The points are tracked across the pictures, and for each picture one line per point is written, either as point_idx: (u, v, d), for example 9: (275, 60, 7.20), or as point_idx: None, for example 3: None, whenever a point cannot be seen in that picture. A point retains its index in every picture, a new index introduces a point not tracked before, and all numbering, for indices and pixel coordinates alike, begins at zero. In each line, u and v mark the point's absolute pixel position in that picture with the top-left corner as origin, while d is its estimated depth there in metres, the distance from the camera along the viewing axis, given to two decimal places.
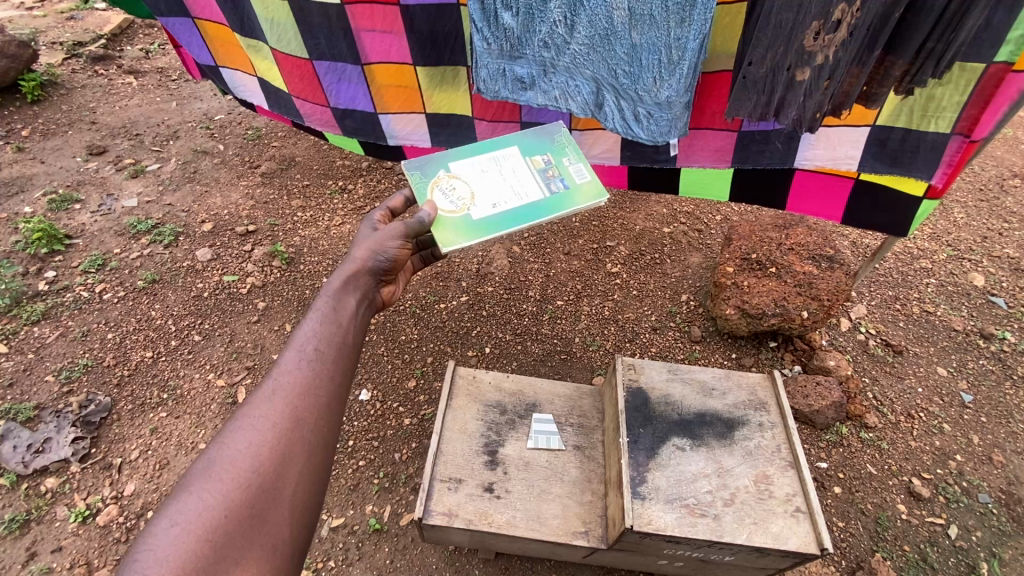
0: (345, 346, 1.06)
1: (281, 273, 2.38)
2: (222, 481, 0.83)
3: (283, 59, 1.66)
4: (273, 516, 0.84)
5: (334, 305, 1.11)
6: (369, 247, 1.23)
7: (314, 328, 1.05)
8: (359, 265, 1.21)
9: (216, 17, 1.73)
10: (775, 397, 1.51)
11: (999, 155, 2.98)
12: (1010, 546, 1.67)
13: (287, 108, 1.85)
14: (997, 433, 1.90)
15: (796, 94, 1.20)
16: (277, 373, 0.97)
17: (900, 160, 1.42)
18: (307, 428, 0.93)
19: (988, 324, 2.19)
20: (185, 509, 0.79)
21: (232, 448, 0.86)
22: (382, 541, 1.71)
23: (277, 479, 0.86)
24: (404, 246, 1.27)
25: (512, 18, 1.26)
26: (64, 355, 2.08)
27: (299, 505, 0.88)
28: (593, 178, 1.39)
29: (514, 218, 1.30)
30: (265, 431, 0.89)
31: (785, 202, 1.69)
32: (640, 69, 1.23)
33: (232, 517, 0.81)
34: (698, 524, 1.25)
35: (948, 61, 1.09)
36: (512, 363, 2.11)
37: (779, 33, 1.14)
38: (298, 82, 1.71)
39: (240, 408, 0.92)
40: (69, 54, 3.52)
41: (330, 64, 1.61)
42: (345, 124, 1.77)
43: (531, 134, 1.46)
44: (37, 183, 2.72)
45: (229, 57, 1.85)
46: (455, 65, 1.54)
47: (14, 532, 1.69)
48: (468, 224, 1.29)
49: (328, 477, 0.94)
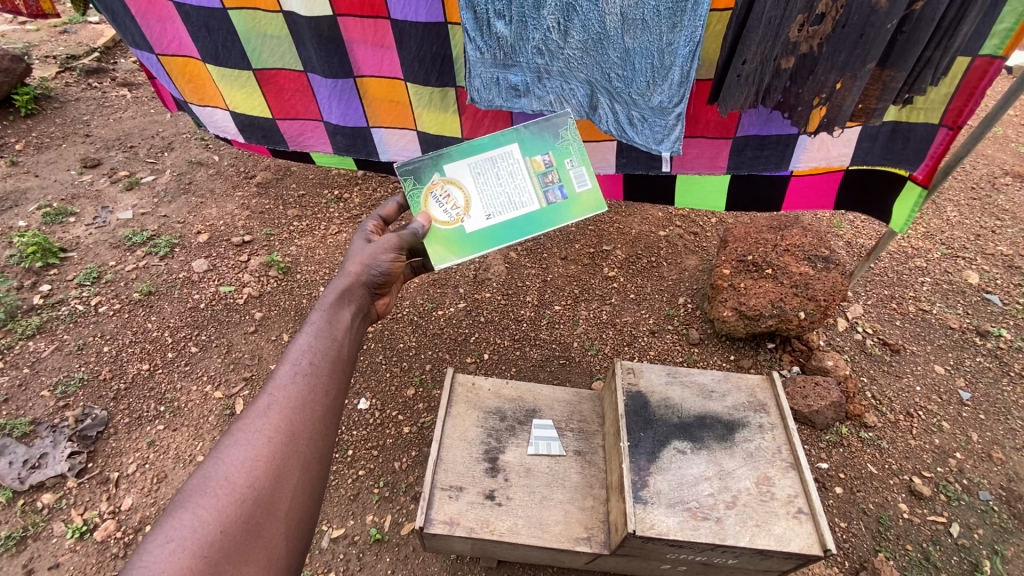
0: (340, 360, 1.06)
1: (278, 282, 2.37)
2: (216, 497, 0.82)
3: (275, 75, 1.65)
4: (270, 530, 0.84)
5: (330, 317, 1.11)
6: (363, 260, 1.23)
7: (309, 342, 1.05)
8: (352, 278, 1.20)
9: (185, 52, 1.66)
10: (775, 399, 1.51)
11: (989, 153, 3.02)
12: (1011, 543, 1.68)
13: (268, 135, 1.82)
14: (996, 430, 1.91)
15: (782, 80, 1.21)
16: (271, 388, 0.96)
17: (892, 151, 1.44)
18: (304, 442, 0.92)
19: (984, 322, 2.20)
20: (180, 525, 0.78)
21: (227, 464, 0.86)
22: (382, 552, 1.70)
23: (272, 494, 0.86)
24: (398, 258, 1.27)
25: (505, 26, 1.24)
26: (60, 369, 2.07)
27: (295, 520, 0.87)
28: (593, 185, 1.36)
29: (506, 233, 1.34)
30: (261, 447, 0.88)
31: (781, 205, 1.70)
32: (634, 73, 1.24)
33: (228, 532, 0.80)
34: (700, 528, 1.25)
35: (945, 66, 1.14)
36: (511, 369, 2.11)
37: (770, 30, 1.12)
38: (287, 100, 1.70)
39: (234, 423, 0.91)
40: (62, 68, 3.51)
41: (322, 78, 1.61)
42: (336, 140, 1.77)
43: (535, 125, 1.34)
44: (31, 197, 2.70)
45: (197, 93, 1.77)
46: (444, 87, 1.54)
47: (11, 549, 1.67)
48: (458, 239, 1.33)
49: (323, 493, 0.94)
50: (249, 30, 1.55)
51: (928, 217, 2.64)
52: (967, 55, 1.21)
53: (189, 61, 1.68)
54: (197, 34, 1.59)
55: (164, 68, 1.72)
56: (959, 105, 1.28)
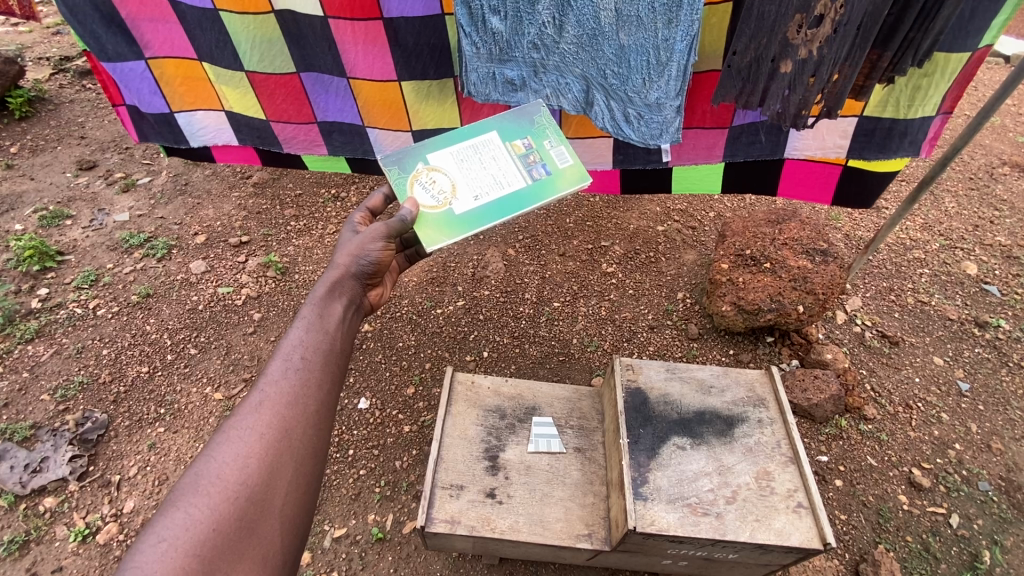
0: (332, 353, 1.06)
1: (275, 282, 2.37)
2: (208, 495, 0.82)
3: (266, 79, 1.65)
4: (263, 527, 0.84)
5: (320, 310, 1.10)
6: (351, 251, 1.21)
7: (300, 337, 1.04)
8: (342, 270, 1.19)
9: (178, 53, 1.64)
10: (774, 393, 1.52)
11: (987, 143, 3.01)
12: (1010, 534, 1.68)
13: (264, 136, 1.81)
14: (996, 420, 1.92)
15: (779, 85, 1.19)
16: (264, 384, 0.96)
17: (888, 146, 1.43)
18: (295, 439, 0.92)
19: (982, 312, 2.21)
20: (172, 524, 0.78)
21: (218, 461, 0.86)
22: (385, 550, 1.70)
23: (266, 491, 0.86)
24: (388, 249, 1.25)
25: (500, 21, 1.23)
26: (59, 372, 2.07)
27: (289, 519, 0.88)
28: (575, 162, 1.33)
29: (498, 210, 1.26)
30: (252, 443, 0.88)
31: (777, 189, 1.69)
32: (630, 70, 1.24)
33: (221, 530, 0.80)
34: (701, 523, 1.25)
35: (926, 49, 1.12)
36: (510, 366, 2.11)
37: (762, 26, 1.13)
38: (279, 103, 1.70)
39: (226, 420, 0.91)
40: (55, 69, 3.50)
41: (317, 75, 1.60)
42: (332, 139, 1.76)
43: (510, 114, 1.36)
44: (27, 201, 2.70)
45: (188, 97, 1.75)
46: (442, 79, 1.54)
47: (14, 553, 1.68)
48: (448, 220, 1.24)
49: (318, 487, 0.95)
50: (242, 32, 1.54)
51: (926, 208, 2.64)
52: (964, 51, 1.21)
53: (181, 63, 1.66)
54: (192, 34, 1.58)
55: (153, 74, 1.68)
56: (954, 93, 1.31)
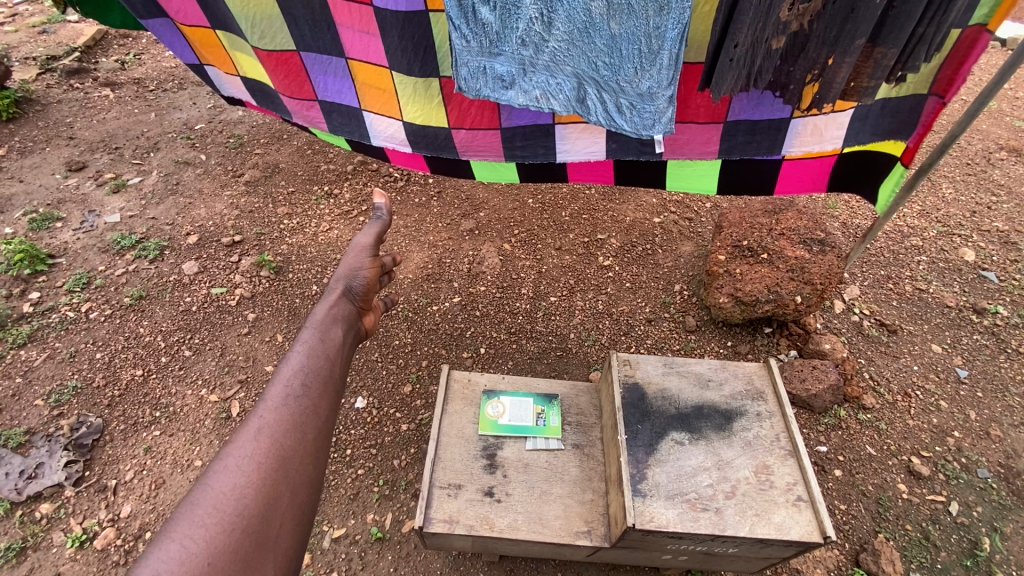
0: (331, 380, 1.07)
1: (269, 282, 2.35)
2: (205, 526, 0.79)
3: (267, 56, 1.62)
4: (260, 561, 0.81)
5: (321, 335, 1.14)
6: (344, 275, 1.30)
7: (301, 362, 1.06)
8: (337, 295, 1.26)
9: (193, 20, 1.68)
10: (773, 387, 1.50)
11: (984, 127, 3.00)
12: (1010, 520, 1.68)
13: (277, 102, 1.83)
14: (995, 407, 1.91)
15: (772, 61, 1.13)
16: (263, 409, 0.97)
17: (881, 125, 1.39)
18: (293, 467, 0.91)
19: (981, 299, 2.19)
20: (166, 557, 0.75)
21: (216, 490, 0.83)
22: (384, 550, 1.70)
23: (263, 522, 0.83)
24: (375, 267, 1.34)
25: (489, 12, 1.21)
26: (53, 377, 2.05)
27: (283, 554, 0.84)
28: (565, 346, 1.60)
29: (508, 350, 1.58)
30: (250, 471, 0.87)
31: (774, 188, 1.64)
32: (621, 60, 1.21)
33: (216, 564, 0.77)
34: (700, 519, 1.25)
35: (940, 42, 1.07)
36: (508, 362, 2.10)
37: (761, 11, 1.04)
38: (283, 78, 1.67)
39: (225, 447, 0.90)
40: (43, 69, 3.45)
41: (317, 55, 1.57)
42: (331, 118, 1.74)
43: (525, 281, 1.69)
44: (16, 203, 2.67)
45: (211, 57, 1.80)
46: (427, 77, 1.50)
47: (11, 560, 1.67)
48: None
49: (313, 519, 0.92)
50: (241, 11, 1.53)
51: (923, 194, 2.63)
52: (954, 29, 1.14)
53: (198, 29, 1.71)
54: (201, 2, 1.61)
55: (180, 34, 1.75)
56: (946, 75, 1.22)
